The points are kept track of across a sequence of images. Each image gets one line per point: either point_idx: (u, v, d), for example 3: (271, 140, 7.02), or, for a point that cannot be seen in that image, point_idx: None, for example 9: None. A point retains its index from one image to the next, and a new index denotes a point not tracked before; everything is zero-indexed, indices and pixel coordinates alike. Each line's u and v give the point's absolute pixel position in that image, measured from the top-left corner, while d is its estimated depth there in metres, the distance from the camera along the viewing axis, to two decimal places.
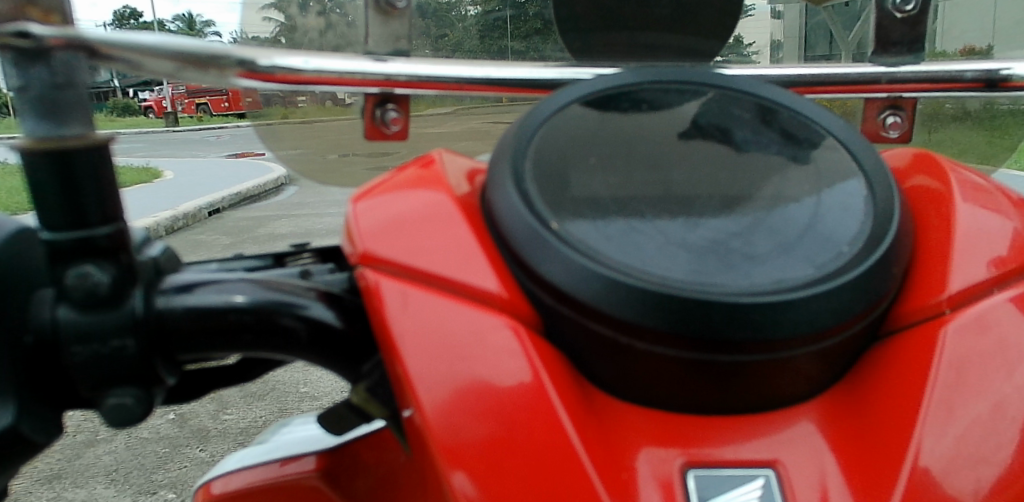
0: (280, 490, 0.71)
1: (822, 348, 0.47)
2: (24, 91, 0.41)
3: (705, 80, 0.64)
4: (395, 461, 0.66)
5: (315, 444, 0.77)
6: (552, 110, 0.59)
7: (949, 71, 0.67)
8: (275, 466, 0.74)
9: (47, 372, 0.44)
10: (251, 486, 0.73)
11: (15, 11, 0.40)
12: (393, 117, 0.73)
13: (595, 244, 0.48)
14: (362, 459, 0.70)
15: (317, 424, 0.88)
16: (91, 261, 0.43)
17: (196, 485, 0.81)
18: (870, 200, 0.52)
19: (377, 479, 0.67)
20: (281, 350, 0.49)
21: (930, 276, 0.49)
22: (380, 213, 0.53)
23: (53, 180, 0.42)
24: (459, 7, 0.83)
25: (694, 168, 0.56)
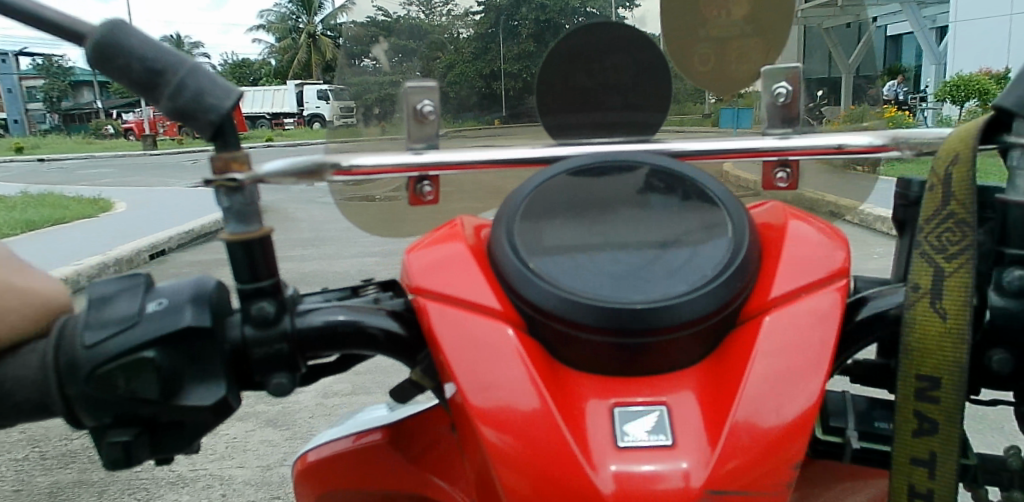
0: (357, 453, 1.04)
1: (695, 333, 0.76)
2: (229, 208, 0.71)
3: (636, 158, 0.94)
4: (436, 434, 1.00)
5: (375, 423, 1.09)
6: (531, 187, 0.91)
7: (816, 144, 0.93)
8: (350, 438, 1.06)
9: (238, 365, 0.77)
10: (338, 451, 1.06)
11: (225, 166, 0.70)
12: (429, 189, 1.02)
13: (556, 275, 0.78)
14: (412, 430, 1.03)
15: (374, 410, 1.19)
16: (264, 300, 0.75)
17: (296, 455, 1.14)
18: (732, 238, 0.82)
19: (424, 445, 1.00)
20: (369, 346, 0.82)
21: (766, 286, 0.79)
22: (423, 259, 0.85)
23: (243, 256, 0.73)
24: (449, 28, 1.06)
25: (622, 222, 0.87)
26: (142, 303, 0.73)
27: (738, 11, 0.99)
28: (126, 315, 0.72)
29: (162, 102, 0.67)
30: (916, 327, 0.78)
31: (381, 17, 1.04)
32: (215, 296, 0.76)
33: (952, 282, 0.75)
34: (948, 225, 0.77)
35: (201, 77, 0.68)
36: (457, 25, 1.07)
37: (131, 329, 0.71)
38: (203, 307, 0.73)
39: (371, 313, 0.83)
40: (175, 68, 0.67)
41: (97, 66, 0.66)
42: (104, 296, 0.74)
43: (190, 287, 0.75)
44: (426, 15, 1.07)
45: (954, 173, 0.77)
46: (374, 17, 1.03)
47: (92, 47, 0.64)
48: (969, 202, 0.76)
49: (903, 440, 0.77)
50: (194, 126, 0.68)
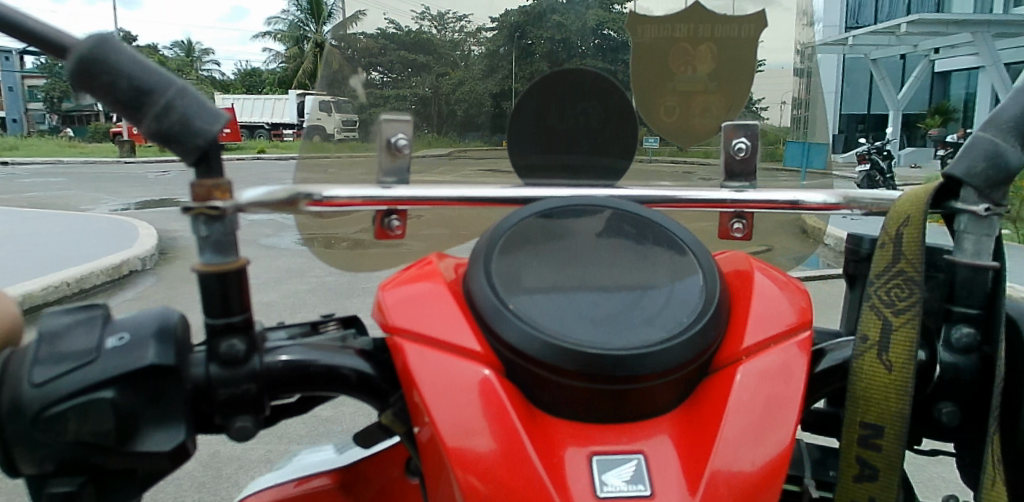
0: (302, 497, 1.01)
1: (671, 381, 0.78)
2: (207, 238, 0.67)
3: (606, 204, 0.97)
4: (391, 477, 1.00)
5: (323, 464, 1.07)
6: (508, 226, 0.91)
7: (770, 197, 0.99)
8: (296, 482, 1.04)
9: (199, 406, 0.72)
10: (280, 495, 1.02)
11: (207, 192, 0.66)
12: (397, 223, 0.99)
13: (537, 318, 0.79)
14: (366, 473, 1.02)
15: (326, 450, 1.16)
16: (234, 338, 0.71)
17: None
18: (705, 286, 0.85)
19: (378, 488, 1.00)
20: (338, 388, 0.79)
21: (737, 336, 0.83)
22: (401, 299, 0.83)
23: (216, 289, 0.69)
24: (461, 47, 1.14)
25: (597, 266, 0.88)
26: (101, 337, 0.67)
27: (702, 67, 1.03)
28: (83, 350, 0.66)
29: (146, 123, 0.64)
30: (864, 376, 0.81)
31: (393, 30, 1.10)
32: (180, 332, 0.71)
33: (899, 336, 0.78)
34: (898, 281, 0.81)
35: (190, 100, 0.65)
36: (470, 42, 1.14)
37: (89, 365, 0.65)
38: (167, 343, 0.68)
39: (340, 353, 0.80)
40: (163, 89, 0.64)
41: (78, 83, 0.63)
42: (56, 328, 0.68)
43: (155, 321, 0.70)
44: (439, 30, 1.12)
45: (905, 232, 0.82)
46: (385, 29, 1.10)
47: (75, 62, 0.61)
48: (918, 261, 0.80)
49: (844, 484, 0.80)
50: (178, 150, 0.65)
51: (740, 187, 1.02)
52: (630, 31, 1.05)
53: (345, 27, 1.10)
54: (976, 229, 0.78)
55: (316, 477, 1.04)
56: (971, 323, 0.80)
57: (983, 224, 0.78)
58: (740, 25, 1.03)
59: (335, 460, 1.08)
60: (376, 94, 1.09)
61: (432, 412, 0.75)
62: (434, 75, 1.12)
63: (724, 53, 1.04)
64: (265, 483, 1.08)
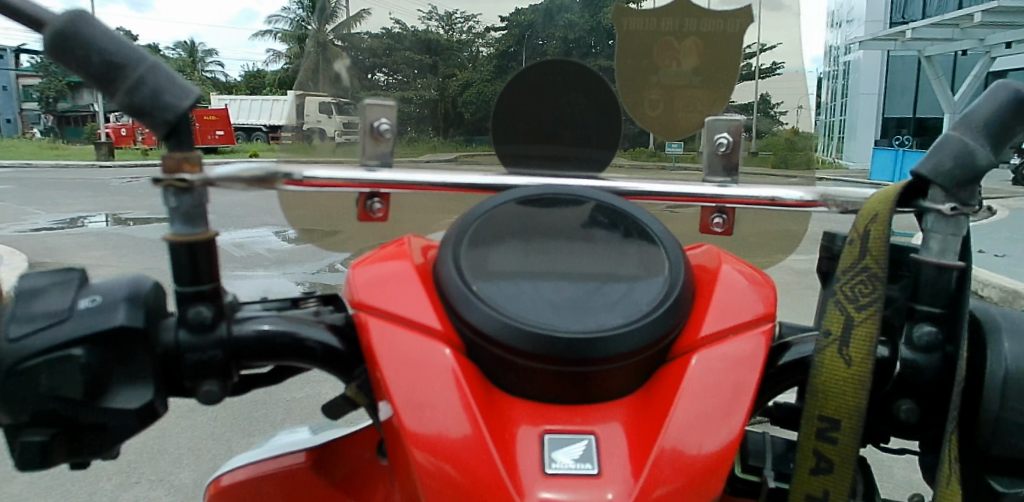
0: (279, 476, 1.04)
1: (627, 367, 0.79)
2: (176, 209, 0.71)
3: (582, 193, 0.98)
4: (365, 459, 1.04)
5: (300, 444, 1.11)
6: (481, 212, 0.93)
7: (748, 193, 0.99)
8: (273, 460, 1.07)
9: (168, 369, 0.75)
10: (257, 475, 1.05)
11: (177, 165, 0.70)
12: (379, 206, 1.03)
13: (498, 300, 0.80)
14: (342, 455, 1.06)
15: (302, 432, 1.20)
16: (202, 305, 0.74)
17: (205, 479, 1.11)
18: (669, 276, 0.86)
19: (352, 469, 1.04)
20: (305, 359, 0.82)
21: (698, 325, 0.83)
22: (370, 276, 0.86)
23: (185, 258, 0.73)
24: (470, 48, 1.11)
25: (566, 254, 0.90)
26: (75, 299, 0.71)
27: (688, 61, 1.04)
28: (56, 310, 0.70)
29: (117, 96, 0.67)
30: (823, 370, 0.81)
31: (396, 30, 1.11)
32: (151, 297, 0.74)
33: (861, 330, 0.78)
34: (862, 277, 0.81)
35: (161, 75, 0.68)
36: (477, 43, 1.11)
37: (61, 324, 0.69)
38: (138, 307, 0.72)
39: (310, 326, 0.83)
40: (135, 63, 0.67)
41: (53, 55, 0.66)
42: (33, 289, 0.71)
43: (128, 286, 0.74)
44: (444, 31, 1.11)
45: (872, 229, 0.82)
46: (390, 29, 1.10)
47: (50, 37, 0.64)
48: (884, 258, 0.80)
49: (799, 480, 0.80)
50: (150, 123, 0.68)
51: (720, 182, 1.03)
52: (616, 22, 1.05)
53: (349, 26, 1.09)
54: (943, 228, 0.78)
55: (294, 456, 1.07)
56: (933, 323, 0.81)
57: (949, 223, 0.78)
58: (726, 21, 1.04)
59: (311, 441, 1.12)
60: (365, 89, 1.08)
61: (390, 385, 0.77)
62: (440, 76, 1.11)
63: (709, 48, 1.05)
64: (238, 462, 1.10)
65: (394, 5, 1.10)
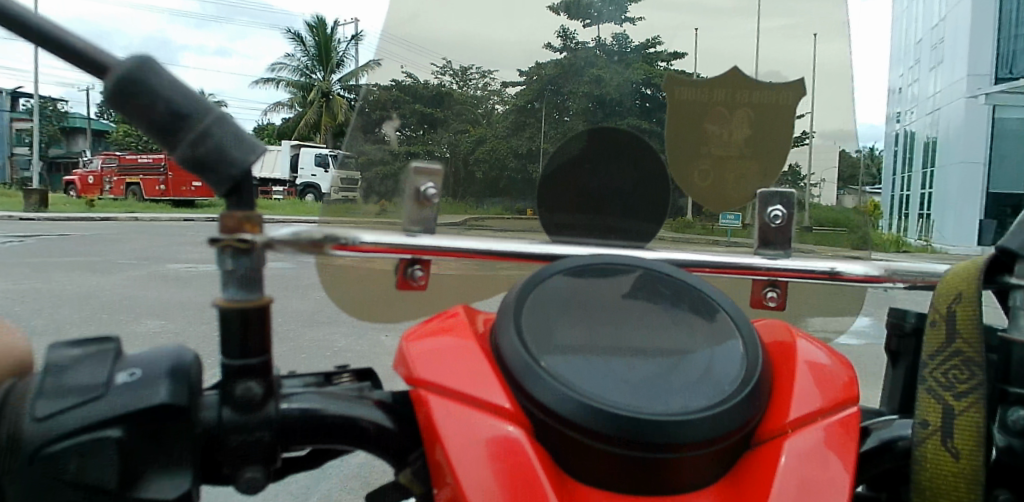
0: None
1: (712, 453, 0.73)
2: (233, 272, 0.64)
3: (638, 263, 0.94)
4: None
5: None
6: (538, 281, 0.88)
7: (804, 266, 0.96)
8: None
9: (208, 453, 0.67)
10: None
11: (238, 225, 0.64)
12: (420, 273, 0.96)
13: (570, 378, 0.74)
14: None
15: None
16: (253, 380, 0.67)
17: None
18: (744, 354, 0.81)
19: None
20: (356, 443, 0.74)
21: (780, 409, 0.79)
22: (428, 350, 0.80)
23: (238, 326, 0.65)
24: (484, 104, 1.08)
25: (629, 326, 0.85)
26: (112, 372, 0.63)
27: (738, 132, 1.02)
28: (90, 384, 0.62)
29: (179, 148, 0.62)
30: (927, 465, 0.77)
31: (406, 82, 1.06)
32: (194, 372, 0.67)
33: (962, 421, 0.75)
34: (954, 362, 0.78)
35: (229, 129, 0.63)
36: (493, 100, 1.08)
37: (95, 401, 0.61)
38: (181, 383, 0.64)
39: (360, 405, 0.75)
40: (201, 115, 0.62)
41: (113, 103, 0.61)
42: (64, 360, 0.64)
43: (170, 359, 0.66)
44: (459, 86, 1.08)
45: (957, 310, 0.79)
46: (400, 81, 1.06)
47: (117, 81, 0.59)
48: (976, 341, 0.77)
49: None
50: (211, 179, 0.63)
51: (773, 254, 0.99)
52: (666, 92, 1.04)
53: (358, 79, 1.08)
54: None
55: None
56: None
57: None
58: (774, 92, 1.04)
59: None
60: (407, 150, 1.04)
61: (457, 474, 0.70)
62: (450, 131, 1.06)
63: (760, 119, 1.03)
64: None
65: (406, 58, 1.06)
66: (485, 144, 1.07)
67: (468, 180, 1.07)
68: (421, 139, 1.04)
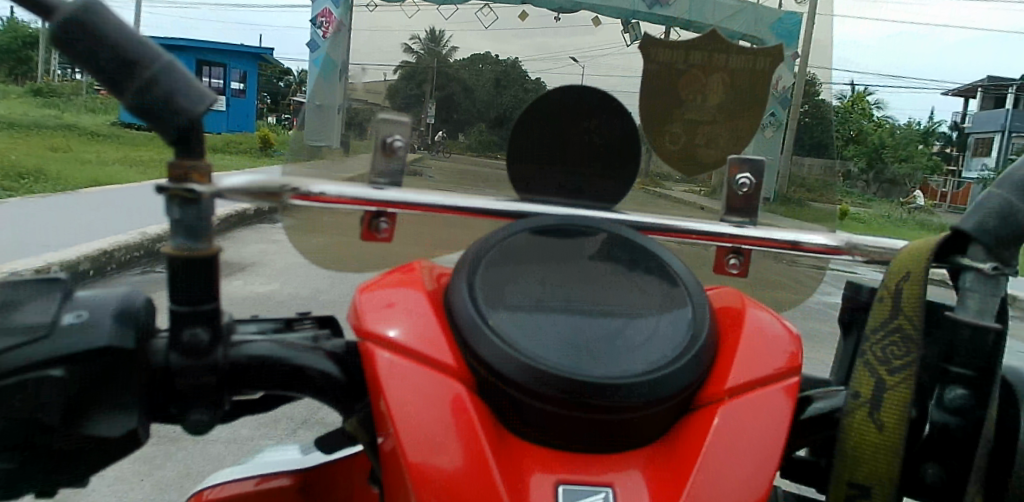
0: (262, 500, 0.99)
1: (650, 415, 0.74)
2: (180, 220, 0.65)
3: (597, 224, 0.94)
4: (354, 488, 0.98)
5: (291, 464, 1.06)
6: (497, 240, 0.89)
7: (765, 233, 0.96)
8: (252, 483, 1.02)
9: (158, 389, 0.69)
10: (236, 495, 1.00)
11: (184, 175, 0.65)
12: (385, 226, 0.97)
13: (514, 336, 0.76)
14: (334, 477, 1.01)
15: (295, 450, 1.16)
16: (201, 327, 0.68)
17: (190, 493, 1.07)
18: (691, 320, 0.82)
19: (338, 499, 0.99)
20: (302, 390, 0.77)
21: (723, 375, 0.80)
22: (379, 304, 0.83)
23: (183, 274, 0.66)
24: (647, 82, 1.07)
25: (584, 290, 0.86)
26: (59, 312, 0.65)
27: (712, 97, 1.02)
28: (38, 324, 0.63)
29: (126, 94, 0.62)
30: (852, 434, 0.79)
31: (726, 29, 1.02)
32: (143, 314, 0.68)
33: (893, 395, 0.77)
34: (895, 338, 0.79)
35: (175, 78, 0.63)
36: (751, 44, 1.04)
37: (41, 340, 0.63)
38: (128, 326, 0.66)
39: (309, 353, 0.77)
40: (150, 61, 0.62)
41: (59, 45, 0.60)
42: (10, 299, 0.65)
43: (118, 302, 0.68)
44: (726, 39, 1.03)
45: (905, 288, 0.80)
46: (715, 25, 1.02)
47: (61, 25, 0.58)
48: (917, 319, 0.78)
49: None
50: (157, 128, 0.63)
51: (739, 222, 0.99)
52: (643, 52, 1.02)
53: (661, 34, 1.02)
54: (979, 288, 0.75)
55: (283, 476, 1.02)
56: (965, 385, 0.76)
57: (988, 283, 0.74)
58: (755, 59, 1.04)
59: (298, 462, 1.07)
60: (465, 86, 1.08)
61: (397, 422, 0.73)
62: (659, 89, 1.03)
63: (735, 84, 1.03)
64: (222, 478, 1.06)
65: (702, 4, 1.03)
66: (727, 100, 1.03)
67: (460, 103, 1.07)
68: (411, 59, 1.07)
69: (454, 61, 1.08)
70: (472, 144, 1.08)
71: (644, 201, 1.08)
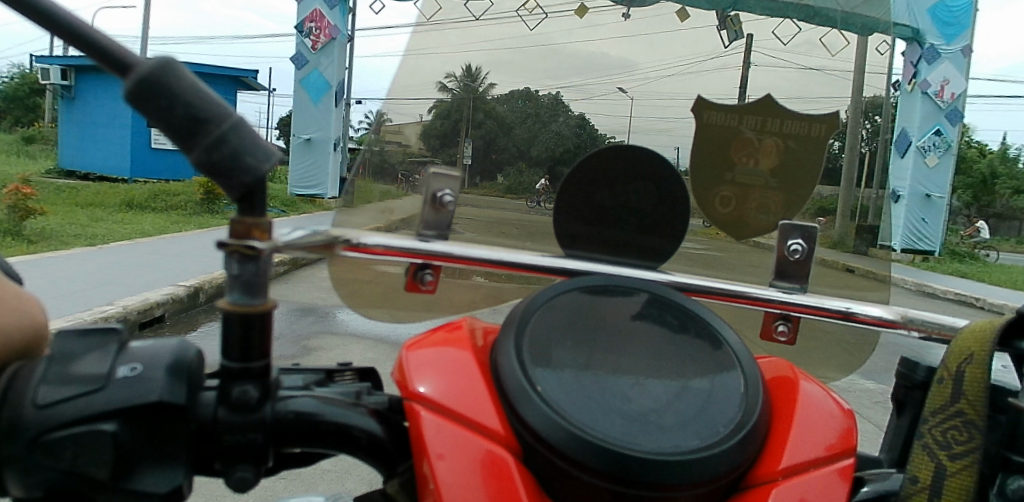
0: None
1: (701, 494, 0.72)
2: (239, 276, 0.65)
3: (645, 286, 0.93)
4: None
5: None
6: (545, 299, 0.87)
7: (817, 302, 0.94)
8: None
9: (204, 444, 0.68)
10: None
11: (246, 232, 0.65)
12: (430, 278, 0.96)
13: (564, 403, 0.74)
14: None
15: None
16: (251, 383, 0.68)
17: None
18: (743, 393, 0.80)
19: None
20: (345, 448, 0.76)
21: (774, 454, 0.78)
22: (425, 362, 0.82)
23: (238, 330, 0.66)
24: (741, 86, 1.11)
25: (633, 354, 0.84)
26: (114, 365, 0.65)
27: (766, 161, 1.02)
28: (93, 375, 0.63)
29: (195, 151, 0.62)
30: None
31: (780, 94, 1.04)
32: (195, 367, 0.68)
33: (954, 482, 0.73)
34: (954, 423, 0.76)
35: (244, 135, 0.64)
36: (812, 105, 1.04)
37: (95, 392, 0.62)
38: (180, 380, 0.66)
39: (353, 411, 0.77)
40: (220, 120, 0.63)
41: (133, 100, 0.61)
42: (67, 349, 0.66)
43: (171, 354, 0.68)
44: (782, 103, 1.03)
45: (967, 370, 0.77)
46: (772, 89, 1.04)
47: (138, 82, 0.59)
48: (980, 405, 0.74)
49: None
50: (223, 184, 0.63)
51: (788, 289, 0.98)
52: (696, 115, 1.02)
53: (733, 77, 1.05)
54: None
55: None
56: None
57: None
58: (810, 124, 1.03)
59: None
60: (514, 134, 1.05)
61: (442, 490, 0.71)
62: (712, 150, 1.02)
63: (789, 150, 1.03)
64: None
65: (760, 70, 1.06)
66: (778, 162, 1.03)
67: (505, 158, 1.05)
68: (447, 97, 1.06)
69: (490, 97, 1.05)
70: (511, 186, 1.05)
71: (689, 263, 1.07)
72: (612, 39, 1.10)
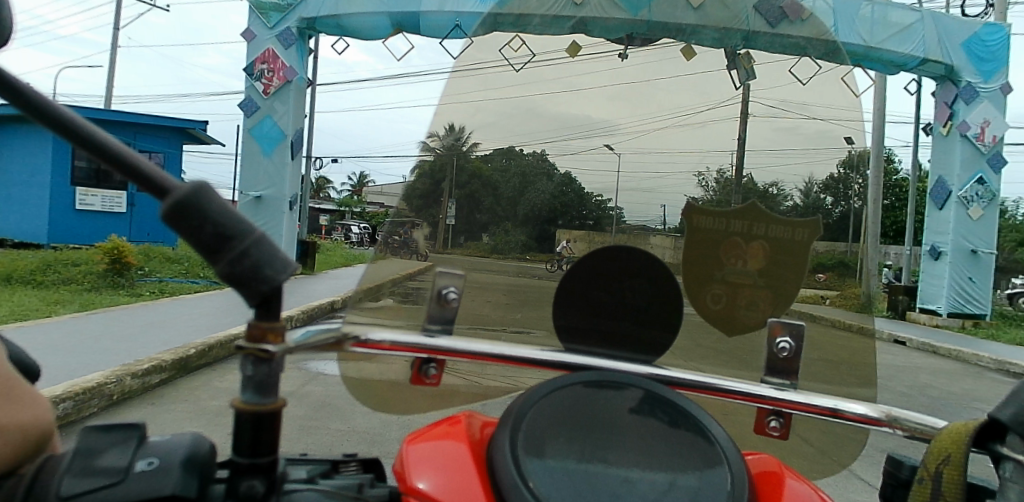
0: None
1: None
2: (253, 376, 0.71)
3: (638, 381, 0.96)
4: None
5: None
6: (541, 394, 0.92)
7: (805, 399, 0.97)
8: None
9: None
10: None
11: (260, 334, 0.71)
12: (433, 371, 1.01)
13: (554, 499, 0.77)
14: None
15: None
16: (258, 478, 0.72)
17: None
18: (730, 491, 0.83)
19: None
20: None
21: None
22: (426, 457, 0.86)
23: (248, 427, 0.72)
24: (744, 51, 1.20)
25: (624, 449, 0.87)
26: (133, 459, 0.70)
27: (753, 263, 1.08)
28: (114, 468, 0.69)
29: (220, 264, 0.69)
30: None
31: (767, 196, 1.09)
32: (208, 461, 0.73)
33: None
34: None
35: (265, 249, 0.71)
36: (797, 204, 1.10)
37: (114, 486, 0.67)
38: (192, 474, 0.70)
39: None
40: (244, 236, 0.70)
41: (167, 220, 0.68)
42: (91, 444, 0.71)
43: (185, 449, 0.73)
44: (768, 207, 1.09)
45: (945, 472, 0.79)
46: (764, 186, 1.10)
47: (173, 205, 0.67)
48: None
49: None
50: (243, 293, 0.70)
51: (777, 385, 1.02)
52: (686, 219, 1.08)
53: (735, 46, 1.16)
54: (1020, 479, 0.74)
55: None
56: None
57: None
58: (795, 229, 1.09)
59: None
60: (516, 233, 1.13)
61: None
62: (702, 251, 1.08)
63: (775, 252, 1.09)
64: None
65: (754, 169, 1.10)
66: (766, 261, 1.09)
67: (507, 255, 1.12)
68: (430, 155, 1.12)
69: (474, 156, 1.11)
70: (496, 245, 1.12)
71: (684, 357, 1.11)
72: (611, 128, 1.17)
